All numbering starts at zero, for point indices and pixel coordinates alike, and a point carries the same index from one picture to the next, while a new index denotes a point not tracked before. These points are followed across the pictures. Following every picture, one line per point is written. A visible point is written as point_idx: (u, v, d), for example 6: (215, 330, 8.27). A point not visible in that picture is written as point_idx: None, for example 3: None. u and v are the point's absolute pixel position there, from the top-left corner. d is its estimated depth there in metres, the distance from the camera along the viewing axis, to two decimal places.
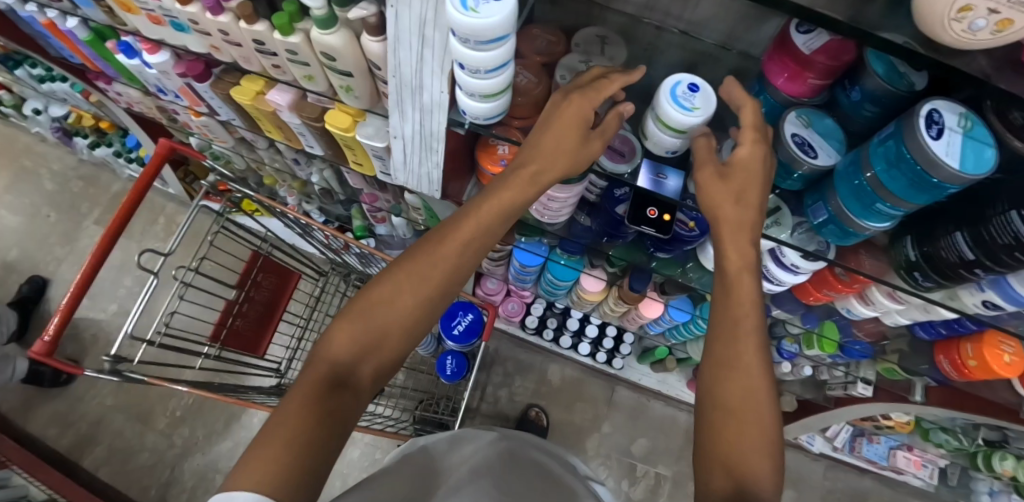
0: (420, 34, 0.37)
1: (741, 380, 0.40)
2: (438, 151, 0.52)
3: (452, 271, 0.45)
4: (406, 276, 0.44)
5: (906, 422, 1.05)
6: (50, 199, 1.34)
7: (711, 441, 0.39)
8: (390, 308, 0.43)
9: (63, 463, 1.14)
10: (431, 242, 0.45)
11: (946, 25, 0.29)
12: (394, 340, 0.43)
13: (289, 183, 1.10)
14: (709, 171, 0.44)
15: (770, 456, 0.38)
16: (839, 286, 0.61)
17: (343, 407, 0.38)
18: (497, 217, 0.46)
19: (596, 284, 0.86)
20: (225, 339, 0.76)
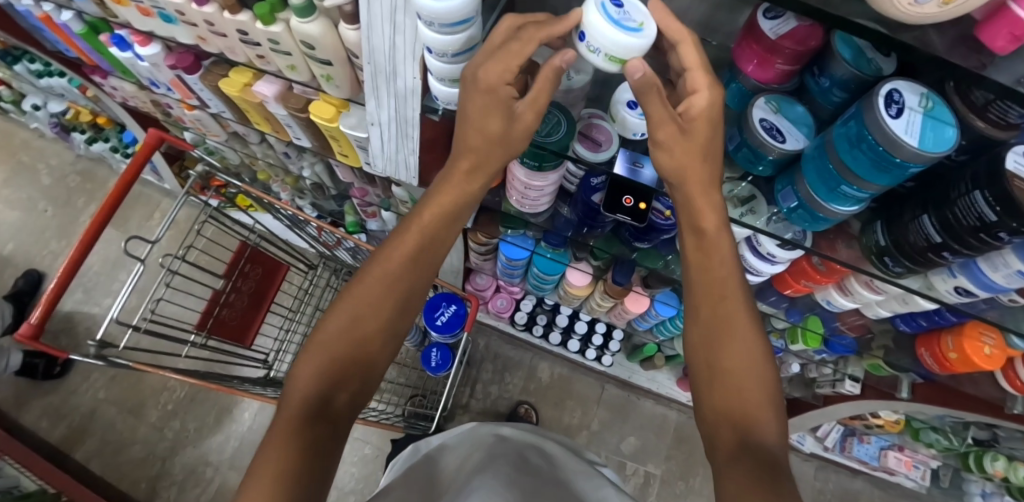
0: (391, 20, 0.38)
1: (734, 341, 0.43)
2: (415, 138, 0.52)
3: (403, 283, 0.48)
4: (359, 302, 0.46)
5: (896, 421, 1.04)
6: (47, 194, 1.36)
7: (717, 402, 0.42)
8: (352, 335, 0.45)
9: (55, 455, 1.15)
10: (378, 265, 0.47)
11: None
12: (361, 362, 0.45)
13: (282, 178, 1.12)
14: (671, 130, 0.40)
15: (773, 406, 0.41)
16: (817, 276, 0.61)
17: (325, 437, 0.40)
18: (442, 223, 0.48)
19: (582, 278, 0.86)
20: (212, 328, 0.76)
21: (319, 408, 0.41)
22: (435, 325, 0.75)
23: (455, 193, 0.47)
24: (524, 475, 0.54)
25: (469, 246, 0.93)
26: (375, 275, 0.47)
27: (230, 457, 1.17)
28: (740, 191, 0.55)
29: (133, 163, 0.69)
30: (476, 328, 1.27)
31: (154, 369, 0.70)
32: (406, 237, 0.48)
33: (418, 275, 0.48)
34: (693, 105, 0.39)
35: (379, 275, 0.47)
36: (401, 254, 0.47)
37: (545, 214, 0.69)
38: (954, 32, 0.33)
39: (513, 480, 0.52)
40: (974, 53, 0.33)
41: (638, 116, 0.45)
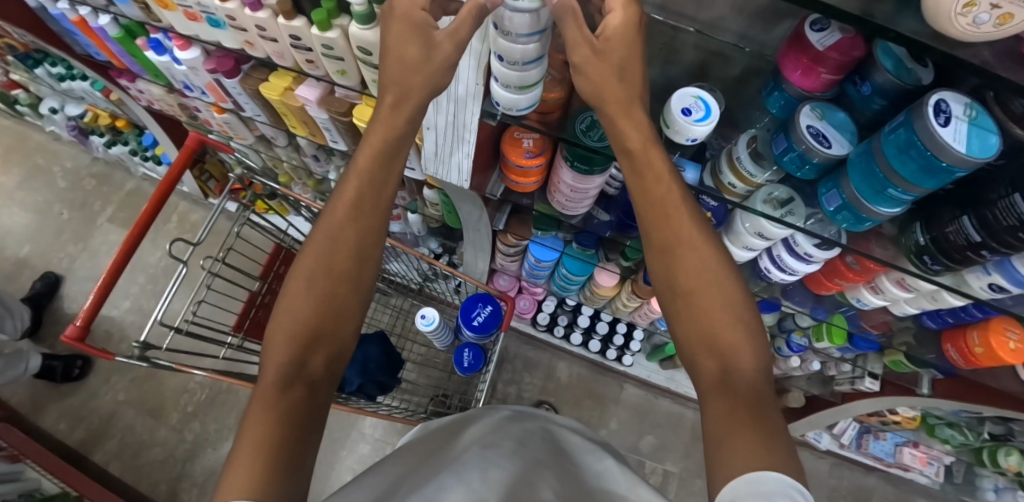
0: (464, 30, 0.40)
1: (697, 268, 0.44)
2: (469, 142, 0.54)
3: (354, 242, 0.49)
4: (313, 269, 0.47)
5: (912, 417, 1.06)
6: (63, 197, 1.35)
7: (688, 328, 0.43)
8: (310, 300, 0.46)
9: (74, 458, 1.15)
10: (325, 230, 0.48)
11: (952, 19, 0.31)
12: (329, 326, 0.46)
13: (304, 181, 1.13)
14: (585, 53, 0.41)
15: (743, 321, 0.42)
16: (850, 275, 0.63)
17: (302, 400, 0.41)
18: (379, 174, 0.49)
19: (610, 278, 0.87)
20: (248, 329, 0.78)
21: (291, 373, 0.42)
22: (471, 326, 0.76)
23: (386, 135, 0.47)
24: (519, 448, 0.56)
25: (496, 248, 0.95)
26: (321, 240, 0.48)
27: None
28: (780, 194, 0.57)
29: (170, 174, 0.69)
30: None
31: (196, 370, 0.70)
32: (343, 196, 0.49)
33: (363, 229, 0.49)
34: (607, 25, 0.40)
35: (327, 238, 0.48)
36: (341, 215, 0.48)
37: (580, 217, 0.70)
38: (1005, 46, 0.35)
39: (513, 451, 0.53)
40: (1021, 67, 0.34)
41: (696, 123, 0.47)
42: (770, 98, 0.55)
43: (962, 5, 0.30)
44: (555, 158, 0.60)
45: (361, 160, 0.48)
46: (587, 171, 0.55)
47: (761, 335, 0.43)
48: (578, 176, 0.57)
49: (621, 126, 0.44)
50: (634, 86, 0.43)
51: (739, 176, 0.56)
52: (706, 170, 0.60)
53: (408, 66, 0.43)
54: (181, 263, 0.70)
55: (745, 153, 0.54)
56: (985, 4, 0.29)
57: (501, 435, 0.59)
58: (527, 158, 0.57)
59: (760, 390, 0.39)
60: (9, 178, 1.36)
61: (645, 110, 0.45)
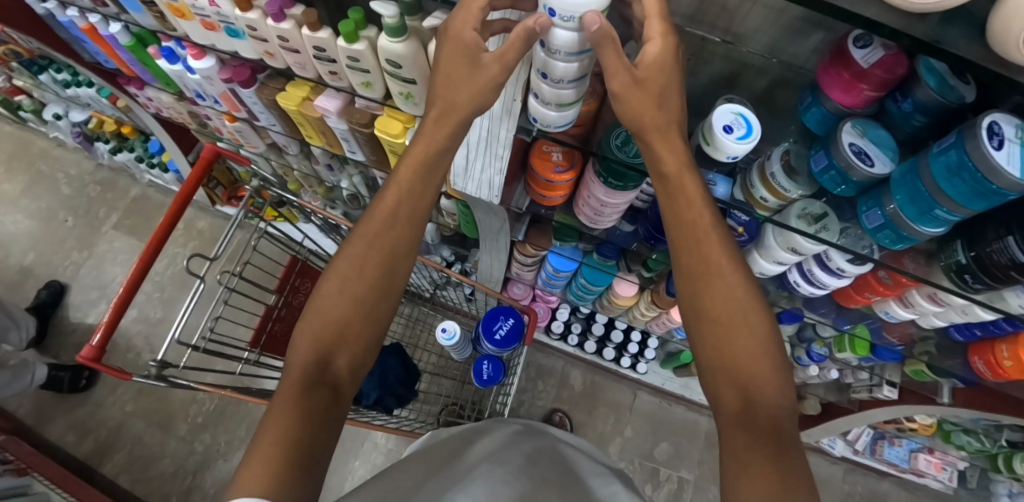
0: None
1: (724, 298, 0.42)
2: (504, 158, 0.53)
3: (388, 248, 0.47)
4: (346, 270, 0.46)
5: (929, 424, 1.06)
6: (67, 204, 1.33)
7: (711, 358, 0.42)
8: (341, 302, 0.45)
9: (83, 470, 1.13)
10: (363, 233, 0.47)
11: (1019, 45, 0.31)
12: (357, 328, 0.46)
13: (315, 188, 1.12)
14: (624, 81, 0.39)
15: (767, 354, 0.41)
16: (881, 289, 0.62)
17: (326, 403, 0.40)
18: (418, 184, 0.48)
19: (630, 289, 0.86)
20: (265, 344, 0.76)
21: (316, 373, 0.42)
22: (492, 339, 0.75)
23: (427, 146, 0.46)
24: (526, 465, 0.55)
25: (512, 257, 0.94)
26: (358, 243, 0.47)
27: None
28: (814, 209, 0.56)
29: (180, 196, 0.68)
30: None
31: (212, 388, 0.69)
32: (382, 203, 0.48)
33: (397, 239, 0.48)
34: (646, 54, 0.38)
35: (363, 242, 0.47)
36: (379, 221, 0.47)
37: (605, 228, 0.69)
38: None
39: (521, 466, 0.53)
40: None
41: (738, 140, 0.46)
42: (807, 113, 0.54)
43: None
44: (583, 173, 0.58)
45: (402, 170, 0.47)
46: (619, 187, 0.54)
47: (786, 370, 0.42)
48: (609, 191, 0.56)
49: (662, 146, 0.43)
50: (677, 101, 0.42)
51: (773, 190, 0.54)
52: (737, 184, 0.59)
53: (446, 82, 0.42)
54: (198, 278, 0.68)
55: (780, 168, 0.53)
56: None
57: (507, 452, 0.58)
58: (558, 172, 0.56)
59: (782, 428, 0.38)
60: (12, 185, 1.34)
61: (684, 127, 0.44)
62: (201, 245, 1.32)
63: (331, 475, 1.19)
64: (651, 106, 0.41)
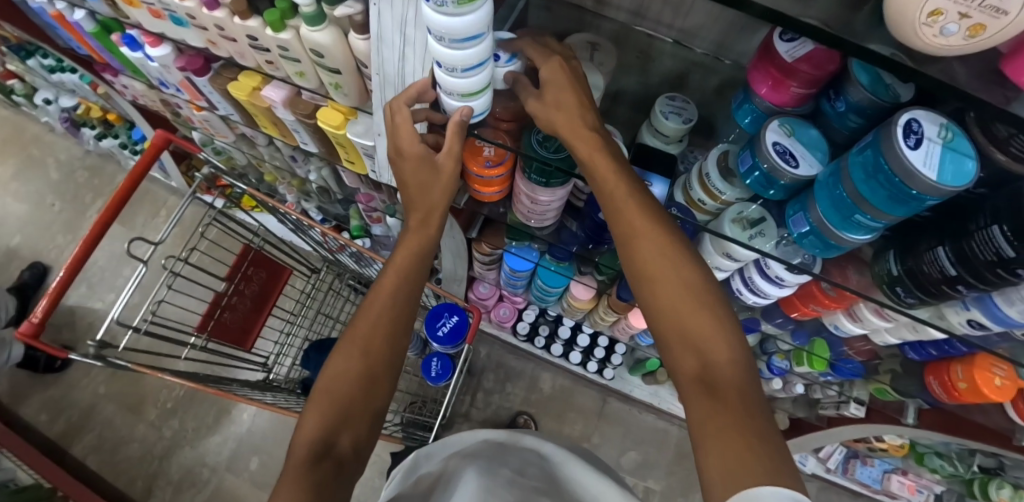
0: (402, 33, 0.40)
1: (656, 252, 0.42)
2: None
3: (389, 323, 0.49)
4: (354, 346, 0.47)
5: (900, 445, 1.05)
6: (55, 189, 1.36)
7: (664, 324, 0.40)
8: (347, 373, 0.46)
9: (52, 449, 1.15)
10: (367, 311, 0.49)
11: (916, 29, 0.28)
12: (360, 406, 0.45)
13: (289, 181, 1.12)
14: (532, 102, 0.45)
15: (709, 307, 0.40)
16: (826, 301, 0.60)
17: (329, 481, 0.40)
18: (411, 268, 0.52)
19: (585, 292, 0.86)
20: (213, 331, 0.77)
21: (320, 449, 0.41)
22: (437, 336, 0.75)
23: (421, 237, 0.53)
24: (516, 477, 0.51)
25: (473, 255, 0.93)
26: (364, 319, 0.49)
27: (227, 459, 1.17)
28: (750, 213, 0.54)
29: (116, 195, 0.67)
30: (477, 337, 1.27)
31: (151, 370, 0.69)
32: (384, 282, 0.51)
33: (400, 313, 0.50)
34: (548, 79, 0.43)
35: (369, 316, 0.49)
36: (384, 293, 0.50)
37: (552, 228, 0.68)
38: (980, 62, 0.32)
39: (511, 477, 0.50)
40: (998, 87, 0.31)
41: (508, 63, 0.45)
42: (740, 111, 0.52)
43: (927, 15, 0.27)
44: (516, 168, 0.57)
45: (398, 255, 0.53)
46: (545, 183, 0.53)
47: (733, 324, 0.40)
48: (539, 187, 0.55)
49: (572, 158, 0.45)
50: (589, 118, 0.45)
51: (708, 191, 0.53)
52: (676, 186, 0.58)
53: (419, 192, 0.51)
54: (144, 262, 0.69)
55: (715, 170, 0.52)
56: (952, 12, 0.26)
57: (496, 460, 0.54)
58: (486, 167, 0.55)
59: (745, 388, 0.36)
60: (4, 169, 1.38)
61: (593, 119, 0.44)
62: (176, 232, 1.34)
63: None
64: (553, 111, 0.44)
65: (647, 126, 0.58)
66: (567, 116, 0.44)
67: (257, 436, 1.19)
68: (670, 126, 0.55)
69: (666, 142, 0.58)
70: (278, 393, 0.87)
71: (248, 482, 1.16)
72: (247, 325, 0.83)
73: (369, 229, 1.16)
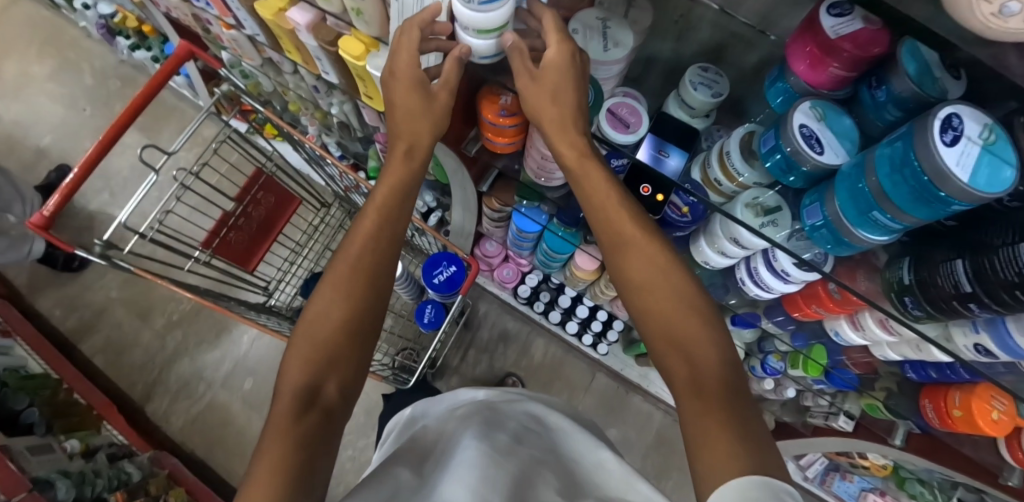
0: None
1: (643, 262, 0.44)
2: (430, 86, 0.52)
3: (371, 266, 0.48)
4: (337, 290, 0.46)
5: (882, 466, 1.07)
6: (88, 94, 1.39)
7: (655, 331, 0.42)
8: (329, 320, 0.45)
9: (63, 342, 1.21)
10: (348, 253, 0.48)
11: (973, 4, 0.25)
12: (344, 354, 0.45)
13: (312, 112, 1.12)
14: (525, 80, 0.44)
15: (701, 314, 0.41)
16: (830, 304, 0.58)
17: (319, 429, 0.40)
18: (393, 208, 0.51)
19: (589, 261, 0.87)
20: (217, 247, 0.80)
21: (307, 397, 0.41)
22: (433, 283, 0.76)
23: (401, 172, 0.51)
24: (513, 443, 0.49)
25: (483, 211, 0.94)
26: (345, 264, 0.48)
27: (223, 377, 1.22)
28: (766, 200, 0.52)
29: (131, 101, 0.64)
30: (478, 294, 1.28)
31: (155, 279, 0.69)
32: (363, 227, 0.50)
33: (381, 258, 0.49)
34: (545, 59, 0.42)
35: (350, 261, 0.48)
36: (364, 235, 0.49)
37: (563, 191, 0.67)
38: None
39: (506, 441, 0.49)
40: None
41: None
42: (772, 90, 0.50)
43: None
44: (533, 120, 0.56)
45: (378, 195, 0.51)
46: None
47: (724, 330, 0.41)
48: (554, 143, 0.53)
49: (562, 140, 0.45)
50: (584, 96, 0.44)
51: (725, 171, 0.51)
52: (694, 162, 0.55)
53: (406, 119, 0.49)
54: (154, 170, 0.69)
55: (736, 148, 0.50)
56: None
57: (494, 424, 0.53)
58: (500, 116, 0.53)
59: (733, 388, 0.37)
60: (41, 69, 1.40)
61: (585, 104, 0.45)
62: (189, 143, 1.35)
63: None
64: (545, 99, 0.43)
65: (674, 97, 0.56)
66: (557, 109, 0.44)
67: (253, 358, 1.23)
68: (698, 98, 0.52)
69: (692, 115, 0.55)
70: (277, 318, 0.89)
71: (240, 400, 1.21)
72: (251, 246, 0.84)
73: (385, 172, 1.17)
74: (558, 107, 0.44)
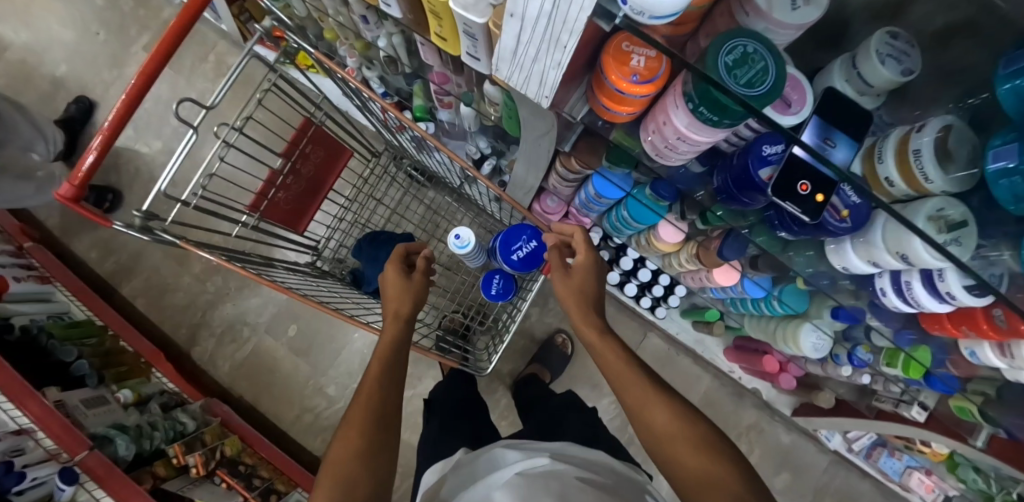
0: (548, 42, 0.37)
1: (665, 415, 0.46)
2: (566, 48, 0.37)
3: (382, 401, 0.53)
4: (352, 427, 0.49)
5: (941, 453, 1.03)
6: (99, 15, 1.24)
7: (691, 484, 0.43)
8: (348, 454, 0.47)
9: (103, 286, 1.19)
10: (360, 396, 0.53)
11: None
12: (361, 488, 0.45)
13: (351, 41, 0.98)
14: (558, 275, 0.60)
15: (733, 468, 0.43)
16: (986, 329, 0.49)
17: None
18: (393, 353, 0.59)
19: (676, 236, 0.79)
20: (266, 211, 0.71)
21: None
22: (510, 260, 0.68)
23: (393, 331, 0.63)
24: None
25: (554, 168, 0.86)
26: (359, 403, 0.52)
27: (267, 323, 1.20)
28: (952, 213, 0.42)
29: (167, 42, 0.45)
30: None
31: (208, 250, 0.59)
32: (369, 373, 0.56)
33: (390, 389, 0.55)
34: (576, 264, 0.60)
35: (364, 398, 0.53)
36: (371, 379, 0.55)
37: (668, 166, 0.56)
38: None
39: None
40: None
41: None
42: (1005, 84, 0.38)
43: None
44: (668, 85, 0.44)
45: (383, 341, 0.61)
46: (713, 123, 0.39)
47: (760, 487, 0.42)
48: (697, 124, 0.41)
49: (582, 320, 0.57)
50: (598, 286, 0.59)
51: (908, 175, 0.41)
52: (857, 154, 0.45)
53: (395, 296, 0.66)
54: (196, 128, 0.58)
55: (929, 148, 0.40)
56: None
57: (539, 483, 0.44)
58: (632, 83, 0.42)
59: None
60: None
61: (594, 296, 0.59)
62: (228, 100, 1.23)
63: (327, 344, 1.20)
64: (572, 295, 0.58)
65: (843, 62, 0.44)
66: (575, 304, 0.58)
67: (296, 306, 1.20)
68: (884, 74, 0.42)
69: (862, 92, 0.44)
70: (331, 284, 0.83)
71: (285, 347, 1.20)
72: (301, 207, 0.76)
73: (433, 113, 1.07)
74: (573, 304, 0.58)
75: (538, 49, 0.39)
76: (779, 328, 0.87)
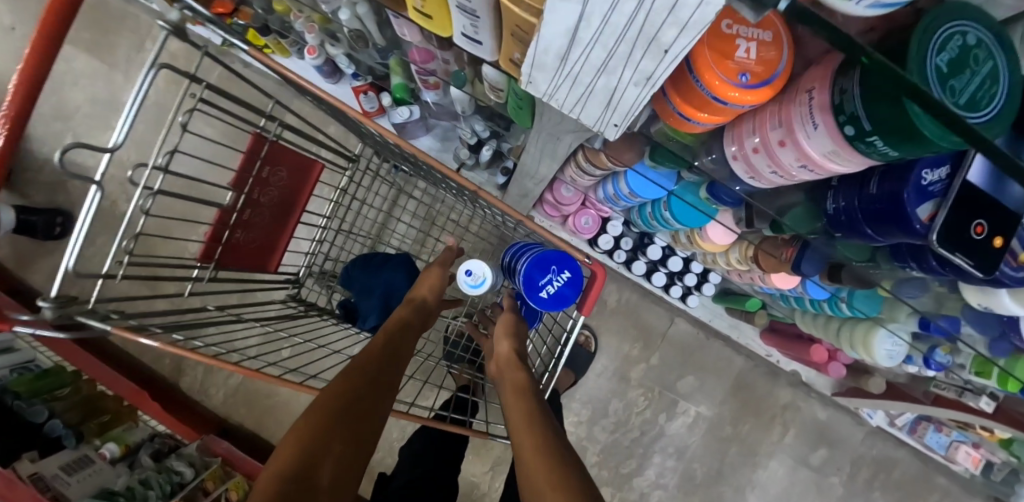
0: (631, 45, 0.24)
1: (544, 479, 0.39)
2: (667, 52, 0.23)
3: (380, 371, 0.47)
4: (348, 378, 0.44)
5: (998, 436, 0.96)
6: (7, 6, 1.04)
7: None
8: (337, 399, 0.41)
9: None
10: (359, 358, 0.48)
11: None
12: (341, 437, 0.38)
13: (307, 13, 0.78)
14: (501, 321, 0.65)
15: None
16: None
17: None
18: (401, 332, 0.55)
19: (725, 237, 0.69)
20: (223, 257, 0.57)
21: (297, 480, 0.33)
22: (539, 297, 0.56)
23: (405, 319, 0.59)
24: None
25: (572, 159, 0.73)
26: (357, 364, 0.47)
27: None
28: None
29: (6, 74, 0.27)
30: None
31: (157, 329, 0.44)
32: (374, 342, 0.51)
33: (392, 365, 0.49)
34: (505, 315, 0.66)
35: (365, 361, 0.47)
36: (373, 350, 0.50)
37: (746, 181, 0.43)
38: None
39: None
40: None
41: None
42: None
43: None
44: (790, 79, 0.30)
45: (391, 323, 0.57)
46: (878, 150, 0.26)
47: None
48: (841, 147, 0.29)
49: (506, 356, 0.60)
50: (524, 346, 0.62)
51: None
52: None
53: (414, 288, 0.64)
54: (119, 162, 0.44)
55: None
56: None
57: None
58: (741, 88, 0.29)
59: None
60: None
61: (520, 342, 0.63)
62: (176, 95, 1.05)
63: None
64: (503, 340, 0.62)
65: None
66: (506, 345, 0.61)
67: None
68: None
69: None
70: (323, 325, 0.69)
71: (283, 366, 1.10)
72: (263, 245, 0.62)
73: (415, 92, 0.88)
74: (503, 347, 0.62)
75: (610, 49, 0.24)
76: (846, 332, 0.76)
